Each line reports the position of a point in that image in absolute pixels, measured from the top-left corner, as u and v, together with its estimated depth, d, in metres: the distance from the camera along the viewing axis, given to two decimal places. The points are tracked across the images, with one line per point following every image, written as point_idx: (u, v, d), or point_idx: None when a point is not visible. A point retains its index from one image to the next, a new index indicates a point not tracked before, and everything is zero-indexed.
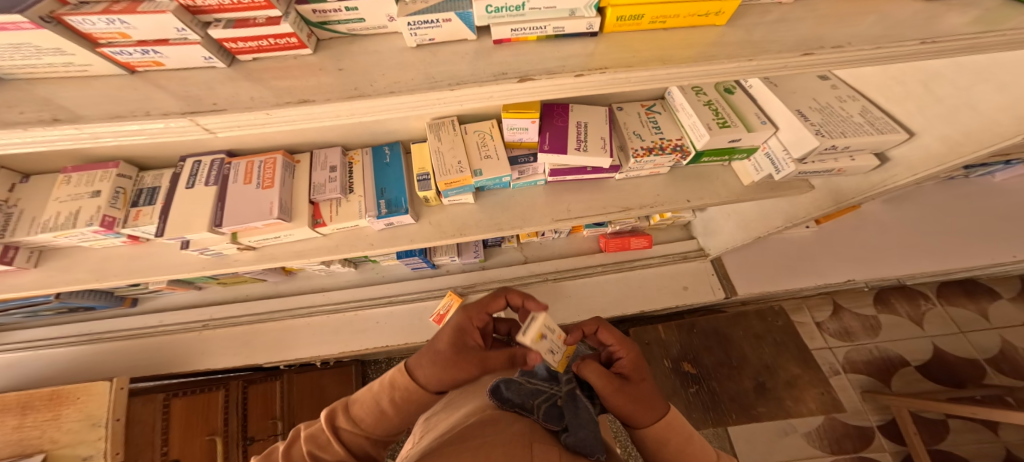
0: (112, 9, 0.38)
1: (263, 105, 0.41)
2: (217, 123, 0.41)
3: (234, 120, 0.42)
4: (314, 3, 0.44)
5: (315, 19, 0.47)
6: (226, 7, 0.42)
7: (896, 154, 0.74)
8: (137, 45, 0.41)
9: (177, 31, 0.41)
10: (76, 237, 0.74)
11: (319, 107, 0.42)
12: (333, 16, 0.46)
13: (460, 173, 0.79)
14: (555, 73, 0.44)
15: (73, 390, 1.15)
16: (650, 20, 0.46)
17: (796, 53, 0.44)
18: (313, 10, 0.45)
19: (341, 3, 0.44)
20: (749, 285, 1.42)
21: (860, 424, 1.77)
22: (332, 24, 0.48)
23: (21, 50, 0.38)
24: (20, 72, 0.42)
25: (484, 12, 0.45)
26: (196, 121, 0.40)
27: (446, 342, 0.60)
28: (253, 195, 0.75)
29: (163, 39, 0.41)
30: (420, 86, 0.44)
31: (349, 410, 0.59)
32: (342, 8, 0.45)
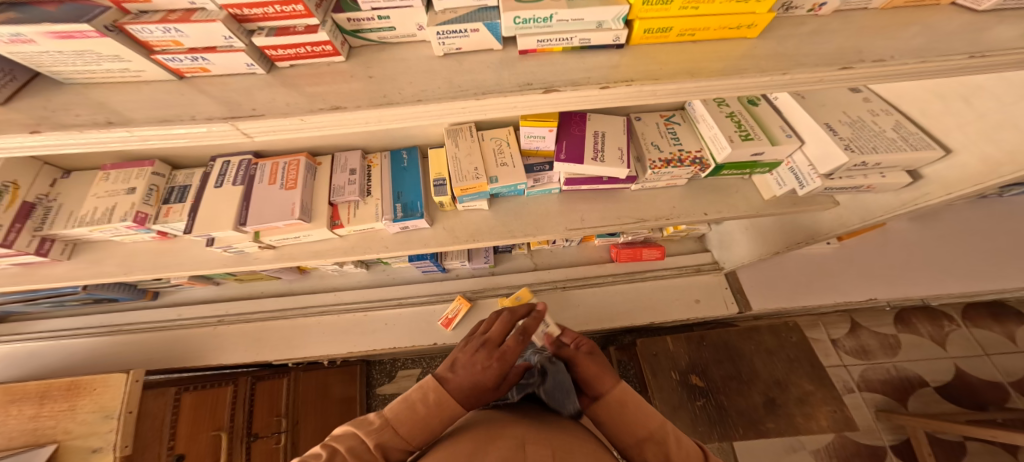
0: (169, 18, 0.40)
1: (298, 111, 0.42)
2: (254, 128, 0.42)
3: (271, 125, 0.42)
4: (349, 12, 0.46)
5: (349, 28, 0.48)
6: (270, 15, 0.43)
7: (929, 172, 0.73)
8: (188, 53, 0.43)
9: (224, 39, 0.42)
10: (110, 232, 0.77)
11: (349, 113, 0.43)
12: (366, 24, 0.48)
13: (476, 180, 0.81)
14: (580, 84, 0.44)
15: (90, 381, 1.18)
16: (677, 33, 0.46)
17: (834, 67, 0.44)
18: (348, 18, 0.47)
19: (374, 11, 0.46)
20: (766, 301, 1.39)
21: (872, 443, 1.71)
22: (364, 32, 0.49)
23: (83, 56, 0.40)
24: (77, 77, 0.44)
25: (511, 24, 0.46)
26: (236, 125, 0.41)
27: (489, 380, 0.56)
28: (277, 196, 0.78)
29: (210, 46, 0.43)
30: (447, 95, 0.45)
31: (396, 431, 0.51)
32: (375, 17, 0.47)
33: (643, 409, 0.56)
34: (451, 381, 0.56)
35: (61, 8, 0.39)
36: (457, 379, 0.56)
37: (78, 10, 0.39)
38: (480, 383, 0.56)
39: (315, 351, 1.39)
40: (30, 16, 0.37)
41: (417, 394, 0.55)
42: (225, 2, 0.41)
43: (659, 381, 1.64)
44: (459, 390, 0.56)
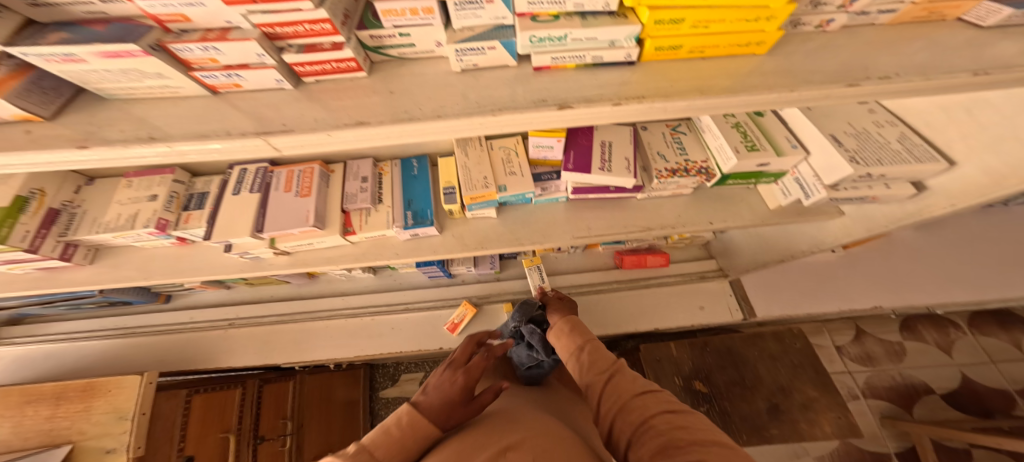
0: (208, 38, 0.42)
1: (325, 126, 0.44)
2: (284, 143, 0.43)
3: (300, 140, 0.44)
4: (372, 30, 0.48)
5: (372, 44, 0.50)
6: (299, 34, 0.44)
7: (935, 183, 0.74)
8: (223, 70, 0.45)
9: (257, 57, 0.44)
10: (132, 237, 0.79)
11: (371, 129, 0.44)
12: (388, 41, 0.50)
13: (485, 189, 0.84)
14: (594, 101, 0.46)
15: (105, 382, 1.20)
16: (688, 50, 0.48)
17: (843, 84, 0.45)
18: (370, 35, 0.49)
19: (396, 29, 0.48)
20: (769, 307, 1.40)
21: (877, 450, 1.71)
22: (386, 48, 0.51)
23: (127, 73, 0.42)
24: (121, 93, 0.46)
25: (527, 42, 0.47)
26: (268, 140, 0.43)
27: (456, 393, 0.60)
28: (292, 204, 0.80)
29: (244, 64, 0.45)
30: (465, 111, 0.46)
31: (373, 455, 0.49)
32: (396, 34, 0.49)
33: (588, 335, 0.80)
34: (422, 404, 0.59)
35: (109, 28, 0.41)
36: (427, 400, 0.59)
37: (124, 30, 0.41)
38: (449, 395, 0.60)
39: (322, 355, 1.41)
40: (81, 37, 0.40)
41: (393, 419, 0.55)
42: (259, 21, 0.42)
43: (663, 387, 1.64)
44: (429, 409, 0.58)
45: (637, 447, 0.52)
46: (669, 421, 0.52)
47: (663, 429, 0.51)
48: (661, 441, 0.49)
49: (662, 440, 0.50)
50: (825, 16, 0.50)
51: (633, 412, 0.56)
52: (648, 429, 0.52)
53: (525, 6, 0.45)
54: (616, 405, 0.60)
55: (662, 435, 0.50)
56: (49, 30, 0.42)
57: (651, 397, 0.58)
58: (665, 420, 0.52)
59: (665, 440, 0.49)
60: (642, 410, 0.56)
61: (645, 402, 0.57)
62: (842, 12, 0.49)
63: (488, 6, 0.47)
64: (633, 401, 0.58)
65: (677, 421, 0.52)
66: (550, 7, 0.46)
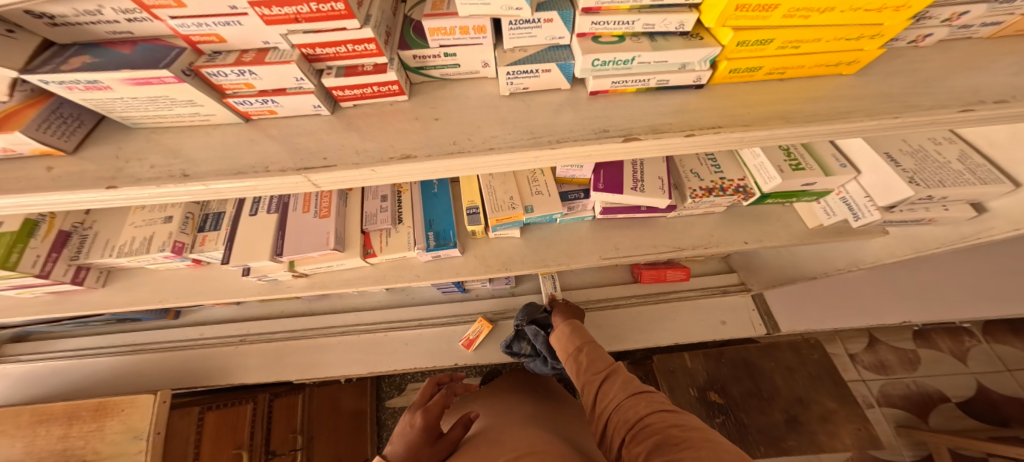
0: (244, 61, 0.37)
1: (369, 161, 0.39)
2: (327, 179, 0.39)
3: (342, 176, 0.40)
4: (416, 49, 0.41)
5: (413, 65, 0.44)
6: (340, 55, 0.39)
7: (997, 205, 0.69)
8: (258, 95, 0.40)
9: (294, 81, 0.40)
10: (147, 261, 0.75)
11: (420, 163, 0.40)
12: (431, 61, 0.43)
13: (512, 210, 0.81)
14: (662, 132, 0.42)
15: (118, 401, 1.17)
16: (766, 71, 0.44)
17: (952, 110, 0.40)
18: (414, 55, 0.42)
19: (442, 49, 0.42)
20: (793, 323, 1.34)
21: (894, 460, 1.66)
22: (428, 69, 0.45)
23: (158, 101, 0.38)
24: (148, 122, 0.43)
25: (589, 65, 0.43)
26: (309, 177, 0.39)
27: (419, 437, 0.78)
28: (311, 225, 0.76)
29: (280, 88, 0.40)
30: (521, 143, 0.41)
31: None
32: (442, 54, 0.42)
33: (590, 341, 0.94)
34: (392, 453, 0.78)
35: (136, 51, 0.37)
36: (396, 450, 0.78)
37: (154, 54, 0.37)
38: (411, 442, 0.78)
39: (334, 372, 1.36)
40: (107, 62, 0.36)
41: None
42: (299, 42, 0.36)
43: (676, 398, 1.58)
44: (397, 456, 0.76)
45: (632, 435, 0.63)
46: (663, 418, 0.61)
47: (657, 424, 0.61)
48: (655, 432, 0.59)
49: (657, 433, 0.59)
50: (925, 31, 0.45)
51: (629, 410, 0.68)
52: (642, 422, 0.63)
53: (588, 26, 0.41)
54: (615, 404, 0.72)
55: (656, 428, 0.60)
56: (70, 53, 0.38)
57: (644, 397, 0.69)
58: (659, 418, 0.62)
59: (661, 435, 0.58)
60: (637, 409, 0.67)
61: (638, 400, 0.69)
62: (944, 27, 0.45)
63: (545, 25, 0.42)
64: (629, 400, 0.70)
65: (669, 419, 0.61)
66: (616, 27, 0.41)
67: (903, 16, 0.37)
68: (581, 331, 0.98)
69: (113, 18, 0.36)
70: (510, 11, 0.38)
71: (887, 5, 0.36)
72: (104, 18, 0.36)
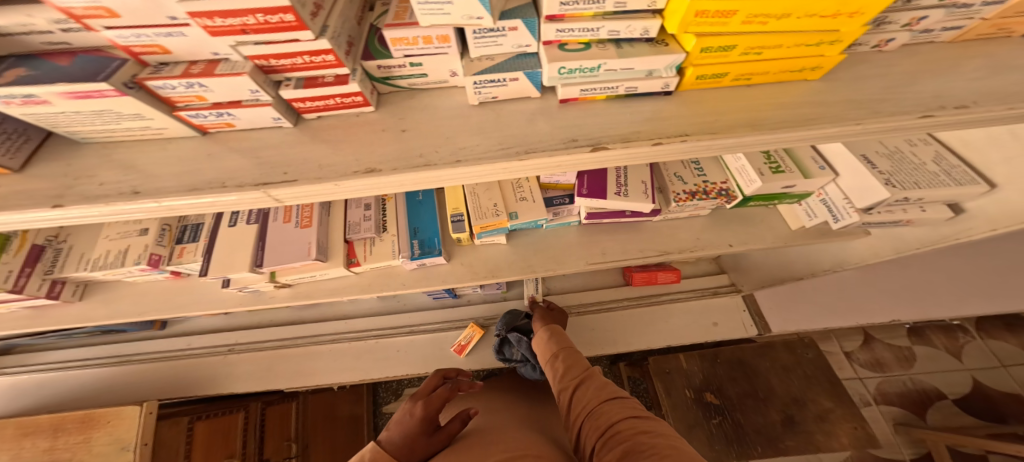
0: (191, 72, 0.36)
1: (332, 175, 0.39)
2: (287, 194, 0.39)
3: (303, 190, 0.39)
4: (380, 59, 0.40)
5: (379, 75, 0.43)
6: (297, 66, 0.38)
7: (973, 206, 0.69)
8: (212, 108, 0.40)
9: (250, 93, 0.39)
10: (124, 274, 0.74)
11: (385, 177, 0.39)
12: (397, 71, 0.43)
13: (496, 217, 0.82)
14: (631, 141, 0.41)
15: (104, 413, 1.15)
16: (733, 77, 0.44)
17: (914, 116, 0.40)
18: (378, 65, 0.41)
19: (406, 59, 0.41)
20: (785, 323, 1.33)
21: (893, 458, 1.65)
22: (395, 79, 0.44)
23: (103, 116, 0.38)
24: (98, 136, 0.42)
25: (556, 74, 0.42)
26: (268, 193, 0.38)
27: (418, 425, 0.76)
28: (292, 236, 0.76)
29: (235, 101, 0.39)
30: (489, 154, 0.40)
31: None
32: (407, 64, 0.41)
33: (568, 347, 0.93)
34: (386, 441, 0.75)
35: (75, 63, 0.36)
36: (390, 438, 0.76)
37: (96, 65, 0.36)
38: (409, 429, 0.76)
39: (325, 380, 1.35)
40: (43, 75, 0.35)
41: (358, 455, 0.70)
42: (251, 53, 0.35)
43: (672, 399, 1.58)
44: (392, 445, 0.74)
45: (603, 442, 0.63)
46: (632, 425, 0.62)
47: (627, 431, 0.61)
48: (624, 439, 0.59)
49: (626, 440, 0.59)
50: (887, 36, 0.45)
51: (601, 416, 0.68)
52: (613, 429, 0.63)
53: (553, 33, 0.40)
54: (588, 410, 0.72)
55: (625, 435, 0.60)
56: (5, 66, 0.37)
57: (617, 404, 0.70)
58: (630, 424, 0.62)
59: (629, 443, 0.58)
60: (609, 415, 0.67)
61: (610, 407, 0.69)
62: (905, 31, 0.45)
63: (510, 33, 0.40)
64: (601, 407, 0.70)
65: (639, 425, 0.62)
66: (582, 35, 0.40)
67: (859, 22, 0.37)
68: (561, 336, 0.98)
69: (46, 29, 0.35)
70: (470, 20, 0.37)
71: (841, 12, 0.36)
72: (38, 29, 0.35)
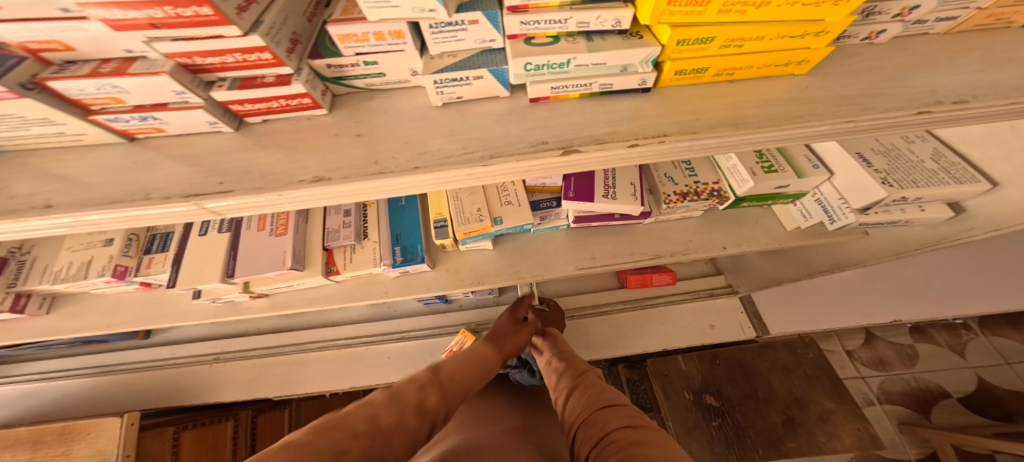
0: (101, 72, 0.33)
1: (275, 184, 0.35)
2: (222, 206, 0.36)
3: (242, 201, 0.36)
4: (329, 58, 0.37)
5: (330, 75, 0.39)
6: (230, 65, 0.35)
7: (973, 205, 0.67)
8: (133, 111, 0.37)
9: (175, 94, 0.36)
10: (89, 287, 0.71)
11: (336, 186, 0.35)
12: (350, 70, 0.39)
13: (479, 222, 0.79)
14: (604, 143, 0.38)
15: (84, 425, 1.12)
16: (715, 72, 0.41)
17: (907, 112, 0.37)
18: (328, 65, 0.38)
19: (358, 57, 0.38)
20: (783, 324, 1.27)
21: (898, 457, 1.62)
22: (349, 79, 0.41)
23: (5, 121, 0.35)
24: (13, 143, 0.39)
25: (521, 70, 0.38)
26: (200, 205, 0.35)
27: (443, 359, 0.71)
28: (266, 245, 0.73)
29: (160, 103, 0.37)
30: (449, 159, 0.37)
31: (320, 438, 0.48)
32: (360, 63, 0.38)
33: (566, 353, 0.91)
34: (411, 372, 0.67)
35: None
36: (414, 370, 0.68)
37: None
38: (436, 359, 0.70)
39: (315, 388, 1.33)
40: None
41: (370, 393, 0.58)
42: (167, 50, 0.32)
43: (671, 402, 1.55)
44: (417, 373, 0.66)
45: (596, 451, 0.59)
46: (626, 435, 0.57)
47: (621, 442, 0.56)
48: (618, 450, 0.55)
49: (620, 450, 0.55)
50: (878, 27, 0.43)
51: (595, 425, 0.64)
52: (607, 439, 0.59)
53: (518, 27, 0.37)
54: (582, 419, 0.68)
55: (618, 445, 0.56)
56: None
57: (612, 411, 0.65)
58: (624, 434, 0.58)
59: (621, 453, 0.54)
60: (603, 424, 0.63)
61: (605, 415, 0.65)
62: (897, 22, 0.42)
63: (471, 27, 0.37)
64: (597, 415, 0.66)
65: (633, 436, 0.57)
66: (548, 27, 0.37)
67: (844, 11, 0.34)
68: (557, 340, 0.96)
69: None
70: (423, 13, 0.33)
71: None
72: None
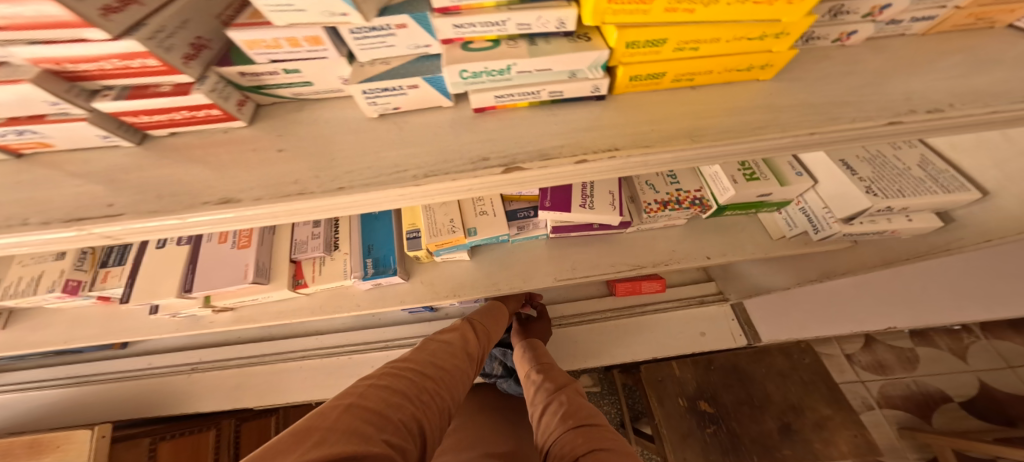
0: None
1: (174, 207, 0.34)
2: (113, 231, 0.33)
3: (136, 226, 0.34)
4: (241, 65, 0.35)
5: (247, 84, 0.38)
6: (111, 72, 0.32)
7: (963, 214, 0.65)
8: (5, 124, 0.34)
9: (49, 105, 0.33)
10: (41, 302, 0.69)
11: (243, 209, 0.33)
12: (268, 79, 0.37)
13: (452, 234, 0.75)
14: (550, 158, 0.35)
15: (53, 438, 1.09)
16: (672, 77, 0.38)
17: (875, 123, 0.35)
18: (241, 73, 0.36)
19: (276, 65, 0.35)
20: (775, 331, 1.23)
21: None
22: (270, 88, 0.39)
23: None
24: None
25: (457, 79, 0.35)
26: (85, 231, 0.33)
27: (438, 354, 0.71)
28: (226, 258, 0.70)
29: (36, 115, 0.34)
30: (379, 178, 0.34)
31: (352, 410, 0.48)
32: (279, 71, 0.36)
33: (547, 366, 0.88)
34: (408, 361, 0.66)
35: None
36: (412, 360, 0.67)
37: None
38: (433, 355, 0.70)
39: (297, 398, 1.30)
40: None
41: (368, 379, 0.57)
42: (30, 55, 0.30)
43: (663, 409, 1.47)
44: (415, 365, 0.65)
45: None
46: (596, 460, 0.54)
47: None
48: None
49: None
50: (849, 28, 0.40)
51: (566, 445, 0.61)
52: None
53: (452, 30, 0.33)
54: (555, 438, 0.65)
55: None
56: None
57: (586, 431, 0.62)
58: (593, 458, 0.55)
59: None
60: (574, 445, 0.59)
61: (577, 436, 0.61)
62: (869, 22, 0.39)
63: (400, 32, 0.34)
64: (569, 434, 0.62)
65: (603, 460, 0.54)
66: (485, 30, 0.34)
67: (801, 11, 0.31)
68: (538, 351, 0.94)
69: None
70: (336, 17, 0.31)
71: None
72: None
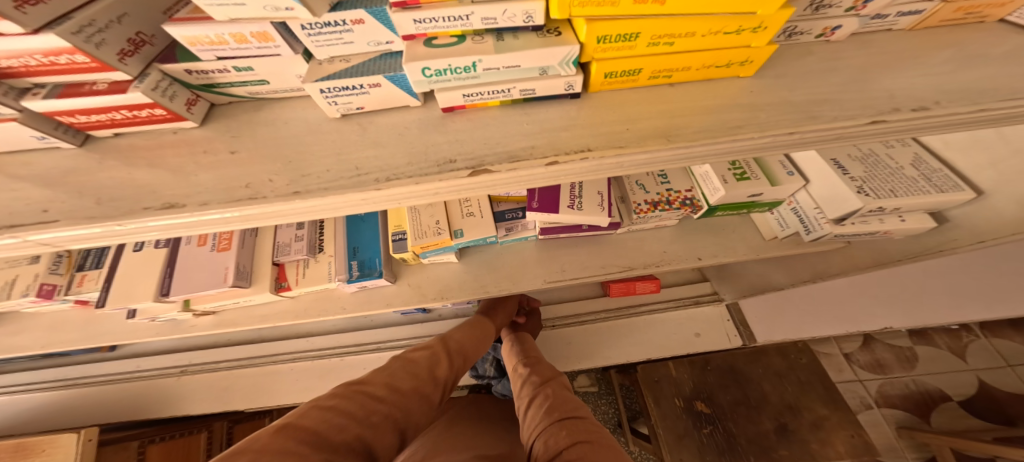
0: None
1: (115, 213, 0.34)
2: (54, 238, 0.33)
3: (76, 232, 0.34)
4: (185, 62, 0.36)
5: (197, 82, 0.38)
6: (37, 68, 0.33)
7: (956, 215, 0.63)
8: None
9: None
10: (16, 306, 0.68)
11: (190, 213, 0.34)
12: (220, 77, 0.38)
13: (437, 236, 0.74)
14: (519, 160, 0.34)
15: (38, 441, 1.08)
16: (649, 74, 0.37)
17: (853, 122, 0.33)
18: (187, 70, 0.36)
19: (225, 62, 0.35)
20: (771, 331, 1.22)
21: None
22: (224, 86, 0.39)
23: None
24: None
25: (421, 76, 0.34)
26: (22, 237, 0.33)
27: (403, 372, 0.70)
28: (204, 261, 0.68)
29: None
30: (340, 183, 0.33)
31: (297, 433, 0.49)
32: (229, 68, 0.36)
33: (535, 360, 0.86)
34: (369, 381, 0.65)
35: None
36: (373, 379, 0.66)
37: None
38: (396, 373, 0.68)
39: (288, 400, 1.29)
40: None
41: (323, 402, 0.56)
42: None
43: (659, 410, 1.43)
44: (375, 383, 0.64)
45: None
46: (579, 454, 0.52)
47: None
48: None
49: None
50: (832, 23, 0.38)
51: (549, 439, 0.59)
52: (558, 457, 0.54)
53: (412, 25, 0.32)
54: (538, 431, 0.63)
55: None
56: None
57: (570, 425, 0.60)
58: (577, 452, 0.53)
59: None
60: (557, 439, 0.58)
61: (562, 430, 0.59)
62: (853, 17, 0.38)
63: (357, 27, 0.33)
64: (554, 427, 0.61)
65: (587, 454, 0.52)
66: (449, 25, 0.33)
67: (776, 4, 0.30)
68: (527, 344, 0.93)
69: None
70: (281, 12, 0.30)
71: None
72: None
